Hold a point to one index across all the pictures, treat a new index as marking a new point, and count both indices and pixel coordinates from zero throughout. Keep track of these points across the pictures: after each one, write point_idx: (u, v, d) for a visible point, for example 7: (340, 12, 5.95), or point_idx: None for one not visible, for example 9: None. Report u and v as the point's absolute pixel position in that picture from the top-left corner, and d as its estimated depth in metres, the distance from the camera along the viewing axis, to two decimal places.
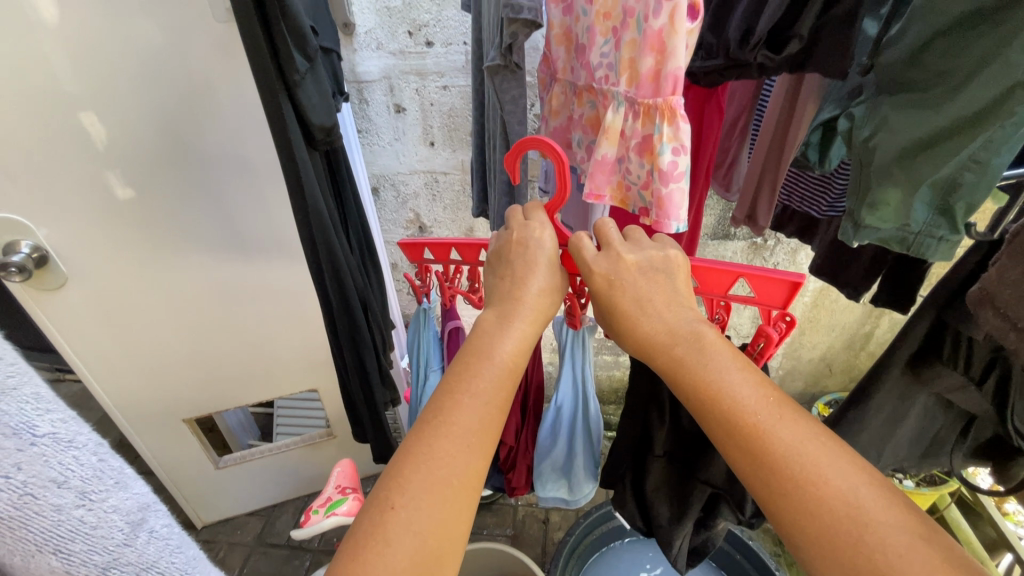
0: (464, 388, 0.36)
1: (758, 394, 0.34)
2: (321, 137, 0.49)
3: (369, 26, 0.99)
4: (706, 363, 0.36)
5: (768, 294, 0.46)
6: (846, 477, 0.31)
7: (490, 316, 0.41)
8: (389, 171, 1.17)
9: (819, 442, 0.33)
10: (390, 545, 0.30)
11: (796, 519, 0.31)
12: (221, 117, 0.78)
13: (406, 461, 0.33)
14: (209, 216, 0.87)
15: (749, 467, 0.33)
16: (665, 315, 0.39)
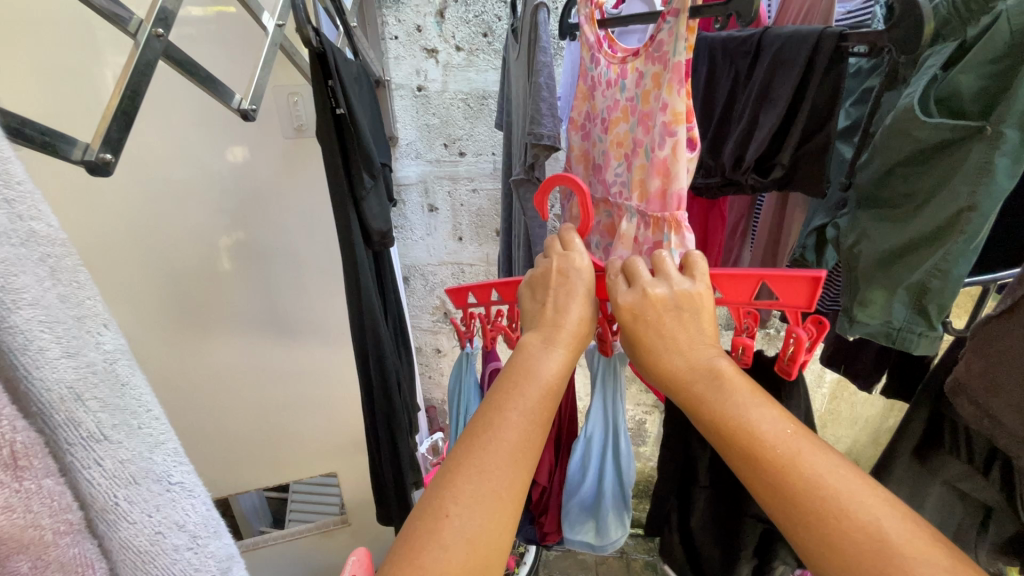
0: (514, 404, 0.36)
1: (779, 426, 0.33)
2: (378, 240, 0.56)
3: (411, 139, 1.13)
4: (724, 396, 0.35)
5: (793, 299, 0.40)
6: (874, 513, 0.29)
7: (536, 337, 0.40)
8: (420, 263, 1.27)
9: (849, 477, 0.31)
10: (445, 551, 0.30)
11: (824, 558, 0.29)
12: (279, 216, 0.96)
13: (460, 472, 0.32)
14: (256, 300, 1.01)
15: (773, 503, 0.32)
16: (687, 350, 0.38)
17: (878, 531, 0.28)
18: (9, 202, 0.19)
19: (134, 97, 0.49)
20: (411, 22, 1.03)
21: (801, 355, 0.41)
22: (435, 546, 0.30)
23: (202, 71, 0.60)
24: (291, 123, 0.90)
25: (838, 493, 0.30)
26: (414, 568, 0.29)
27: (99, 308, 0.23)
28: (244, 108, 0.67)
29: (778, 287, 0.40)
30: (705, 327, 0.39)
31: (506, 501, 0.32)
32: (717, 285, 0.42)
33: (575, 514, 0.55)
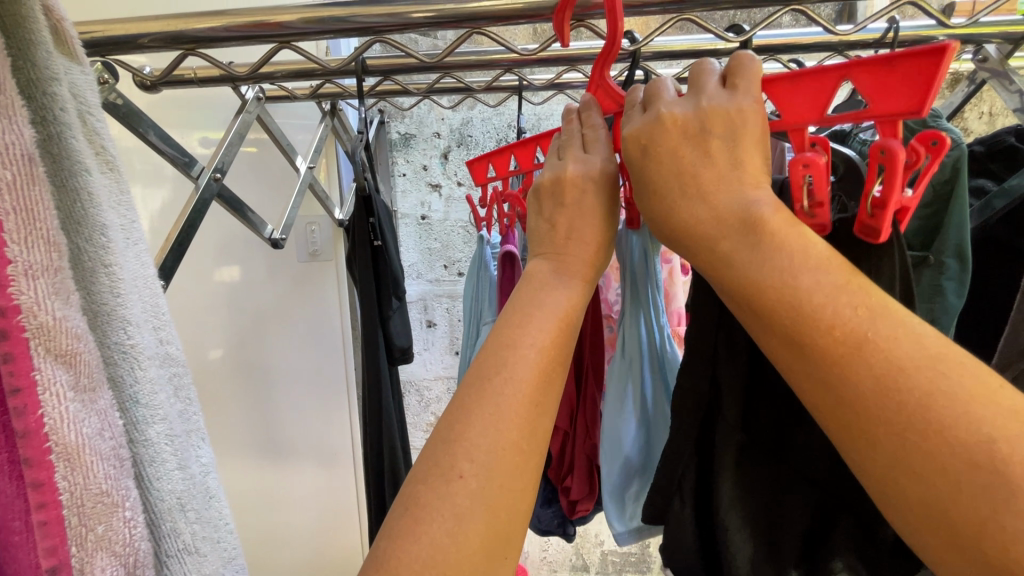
0: (524, 336, 0.32)
1: (845, 297, 0.26)
2: (399, 355, 0.59)
3: (413, 261, 1.21)
4: (762, 255, 0.28)
5: (889, 105, 0.30)
6: (990, 431, 0.22)
7: (545, 266, 0.37)
8: (416, 377, 1.28)
9: (944, 372, 0.23)
10: (458, 522, 0.27)
11: (891, 476, 0.24)
12: (278, 342, 1.01)
13: (473, 423, 0.29)
14: (250, 419, 1.02)
15: (835, 402, 0.25)
16: (711, 196, 0.30)
17: (995, 464, 0.21)
18: (156, 329, 0.23)
19: (190, 229, 0.55)
20: (418, 163, 1.17)
21: (890, 196, 0.30)
22: (449, 517, 0.27)
23: (246, 207, 0.69)
24: (306, 248, 0.99)
25: (929, 393, 0.23)
26: (422, 534, 0.26)
27: (197, 424, 0.26)
28: (274, 237, 0.75)
29: (874, 82, 0.30)
30: (746, 151, 0.31)
31: (525, 455, 0.30)
32: (778, 100, 0.33)
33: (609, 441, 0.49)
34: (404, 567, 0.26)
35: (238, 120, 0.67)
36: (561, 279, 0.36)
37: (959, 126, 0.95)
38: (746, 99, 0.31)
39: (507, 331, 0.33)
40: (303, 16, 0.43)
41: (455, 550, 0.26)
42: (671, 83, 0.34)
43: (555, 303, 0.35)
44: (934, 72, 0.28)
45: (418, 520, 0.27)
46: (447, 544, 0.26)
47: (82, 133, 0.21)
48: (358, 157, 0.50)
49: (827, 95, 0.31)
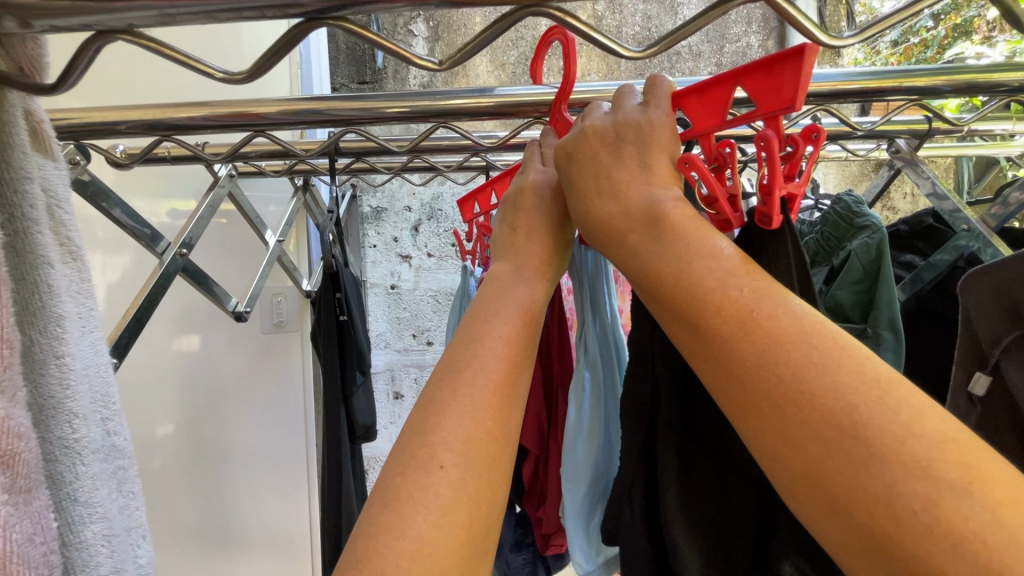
0: (490, 330, 0.33)
1: (733, 280, 0.26)
2: (361, 433, 0.58)
3: (381, 330, 1.21)
4: (661, 245, 0.29)
5: (772, 104, 0.31)
6: (852, 398, 0.21)
7: (506, 267, 0.38)
8: (380, 453, 1.23)
9: (831, 345, 0.23)
10: (444, 513, 0.26)
11: (773, 449, 0.23)
12: (235, 418, 0.97)
13: (448, 414, 0.29)
14: (200, 501, 0.96)
15: (721, 381, 0.25)
16: (623, 193, 0.33)
17: (854, 425, 0.21)
18: (104, 421, 0.24)
19: (149, 304, 0.54)
20: (389, 235, 1.19)
21: (773, 184, 0.31)
22: (433, 509, 0.26)
23: (210, 279, 0.68)
24: (271, 319, 0.99)
25: (806, 366, 0.23)
26: (401, 528, 0.25)
27: (141, 522, 0.26)
28: (238, 309, 0.74)
29: (757, 85, 0.31)
30: (655, 155, 0.33)
31: (500, 445, 0.29)
32: (687, 112, 0.35)
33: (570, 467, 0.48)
34: (389, 565, 0.24)
35: (208, 196, 0.68)
36: (518, 277, 0.37)
37: (887, 205, 1.05)
38: (657, 112, 0.35)
39: (474, 325, 0.33)
40: (278, 108, 0.46)
41: (440, 543, 0.25)
42: (601, 106, 0.39)
43: (517, 297, 0.36)
44: (802, 70, 0.29)
45: (398, 514, 0.25)
46: (432, 536, 0.25)
47: (49, 228, 0.22)
48: (326, 236, 0.51)
49: (722, 102, 0.34)
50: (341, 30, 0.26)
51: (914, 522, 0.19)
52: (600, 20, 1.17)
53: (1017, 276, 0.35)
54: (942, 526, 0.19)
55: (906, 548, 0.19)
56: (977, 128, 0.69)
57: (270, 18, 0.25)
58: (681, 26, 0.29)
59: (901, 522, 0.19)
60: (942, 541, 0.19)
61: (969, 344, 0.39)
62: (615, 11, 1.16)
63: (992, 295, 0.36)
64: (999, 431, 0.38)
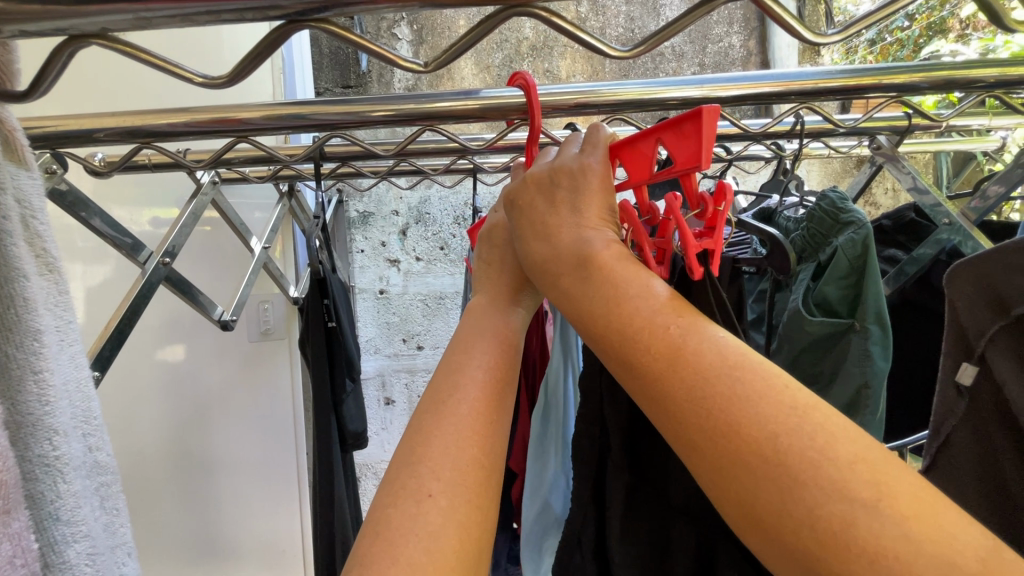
0: (468, 360, 0.34)
1: (660, 316, 0.27)
2: (352, 441, 0.58)
3: (371, 335, 1.19)
4: (593, 286, 0.29)
5: (685, 160, 0.32)
6: (773, 427, 0.22)
7: (482, 299, 0.39)
8: (372, 459, 1.22)
9: (752, 376, 0.23)
10: (435, 539, 0.26)
11: (713, 483, 0.23)
12: (222, 431, 0.96)
13: (434, 440, 0.29)
14: (188, 516, 0.94)
15: (659, 420, 0.25)
16: (554, 233, 0.33)
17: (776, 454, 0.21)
18: (85, 436, 0.23)
19: (131, 317, 0.53)
20: (377, 239, 1.18)
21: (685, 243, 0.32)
22: (423, 535, 0.25)
23: (194, 288, 0.67)
24: (257, 327, 0.97)
25: (731, 401, 0.23)
26: (395, 556, 0.25)
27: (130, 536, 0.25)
28: (223, 319, 0.73)
29: (673, 142, 0.32)
30: (587, 201, 0.34)
31: (488, 472, 0.29)
32: (618, 162, 0.36)
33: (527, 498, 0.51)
34: None
35: (191, 204, 0.67)
36: (494, 310, 0.38)
37: (869, 201, 1.06)
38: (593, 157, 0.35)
39: (455, 356, 0.34)
40: (262, 113, 0.45)
41: (433, 569, 0.25)
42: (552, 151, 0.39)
43: (495, 328, 0.36)
44: (702, 131, 0.30)
45: (389, 543, 0.25)
46: (425, 562, 0.25)
47: (23, 239, 0.22)
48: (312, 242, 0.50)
49: (645, 156, 0.35)
50: (324, 32, 0.26)
51: (838, 544, 0.19)
52: (585, 21, 1.17)
53: (997, 267, 0.36)
54: (866, 548, 0.19)
55: (835, 567, 0.20)
56: (954, 125, 0.71)
57: (250, 20, 0.24)
58: (666, 25, 0.29)
59: (829, 547, 0.20)
60: (863, 559, 0.19)
61: (955, 337, 0.39)
62: (600, 12, 1.17)
63: (974, 288, 0.37)
64: (986, 424, 0.38)
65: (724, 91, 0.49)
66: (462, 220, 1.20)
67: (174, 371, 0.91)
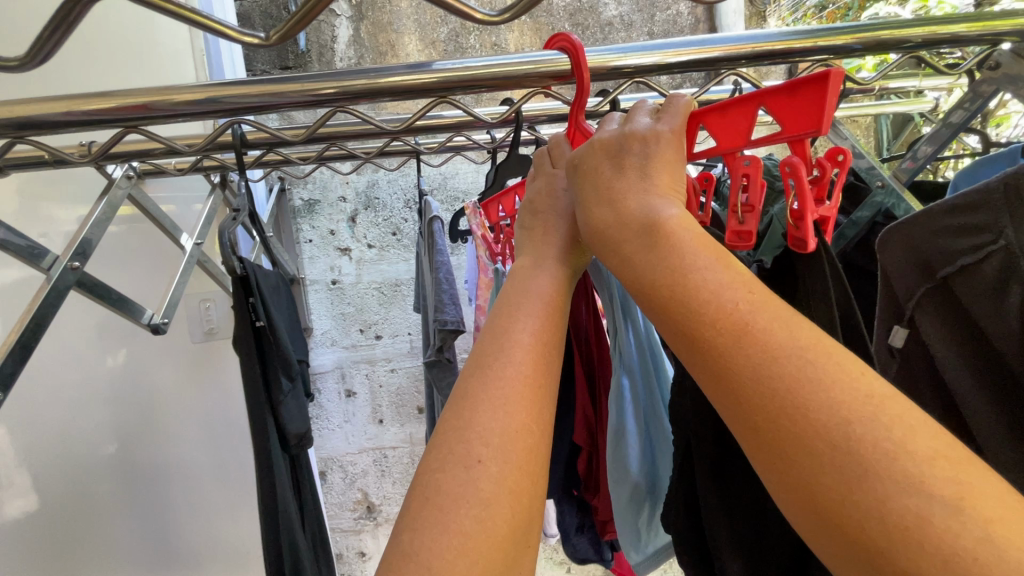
0: (519, 326, 0.33)
1: (729, 291, 0.26)
2: (295, 442, 0.55)
3: (326, 328, 1.16)
4: (656, 257, 0.29)
5: (798, 126, 0.33)
6: (848, 415, 0.22)
7: (524, 261, 0.38)
8: (337, 453, 1.19)
9: (826, 360, 0.23)
10: (487, 507, 0.25)
11: (768, 456, 0.24)
12: (171, 436, 0.92)
13: (482, 409, 0.28)
14: (141, 524, 0.91)
15: (718, 393, 0.25)
16: (621, 202, 0.33)
17: (847, 443, 0.21)
18: None
19: (37, 327, 0.49)
20: (325, 228, 1.14)
21: (806, 207, 0.34)
22: (474, 504, 0.25)
23: (116, 294, 0.62)
24: (200, 327, 0.92)
25: (800, 381, 0.23)
26: (449, 524, 0.24)
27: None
28: (154, 322, 0.68)
29: (782, 107, 0.33)
30: (657, 168, 0.34)
31: (537, 436, 0.29)
32: (711, 128, 0.37)
33: (617, 471, 0.52)
34: (436, 558, 0.24)
35: (103, 200, 0.62)
36: (536, 271, 0.37)
37: None
38: (666, 126, 0.35)
39: (501, 321, 0.33)
40: (169, 98, 0.43)
41: (485, 538, 0.24)
42: (617, 119, 0.39)
43: (540, 291, 0.35)
44: (826, 94, 0.31)
45: (442, 509, 0.25)
46: (477, 531, 0.24)
47: None
48: (227, 239, 0.48)
49: (746, 122, 0.35)
50: (160, 11, 0.29)
51: (905, 538, 0.20)
52: None
53: (923, 233, 0.35)
54: (929, 540, 0.19)
55: (899, 563, 0.20)
56: (887, 87, 0.71)
57: None
58: None
59: (891, 533, 0.20)
60: (932, 557, 0.19)
61: (886, 300, 0.38)
62: None
63: (906, 253, 0.36)
64: (916, 383, 0.38)
65: (676, 57, 0.47)
66: (414, 204, 1.16)
67: (111, 378, 0.87)
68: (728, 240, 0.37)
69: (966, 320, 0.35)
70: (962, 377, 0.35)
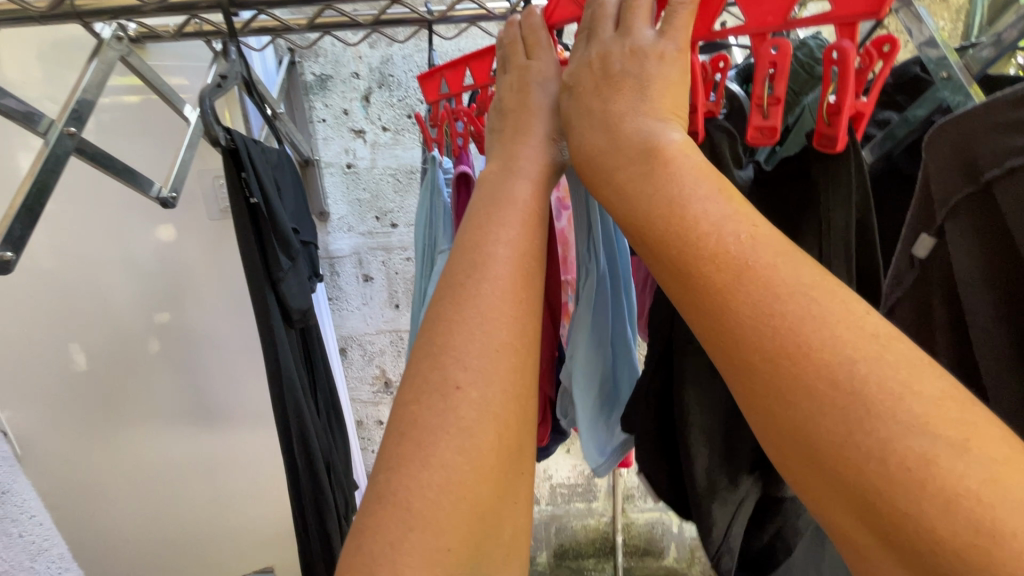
0: (496, 245, 0.33)
1: (730, 227, 0.27)
2: (298, 318, 0.58)
3: (342, 213, 1.16)
4: (652, 185, 0.30)
5: (852, 7, 0.30)
6: (848, 355, 0.23)
7: (494, 166, 0.38)
8: (356, 333, 1.26)
9: (827, 301, 0.24)
10: (469, 439, 0.28)
11: (764, 402, 0.25)
12: (197, 300, 0.98)
13: (459, 334, 0.30)
14: (179, 380, 1.01)
15: (710, 332, 0.27)
16: (615, 127, 0.33)
17: (851, 382, 0.22)
18: None
19: (42, 192, 0.50)
20: (338, 107, 1.09)
21: (845, 100, 0.31)
22: (457, 433, 0.28)
23: (122, 163, 0.62)
24: (216, 204, 0.94)
25: (804, 320, 0.24)
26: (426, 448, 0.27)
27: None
28: (163, 196, 0.68)
29: None
30: (653, 81, 0.33)
31: (523, 357, 0.31)
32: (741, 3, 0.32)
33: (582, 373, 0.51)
34: (418, 495, 0.26)
35: (95, 61, 0.59)
36: (508, 182, 0.37)
37: None
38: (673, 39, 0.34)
39: (475, 236, 0.34)
40: None
41: (471, 469, 0.27)
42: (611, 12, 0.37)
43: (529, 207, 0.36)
44: None
45: (423, 442, 0.27)
46: (461, 461, 0.27)
47: None
48: (208, 107, 0.46)
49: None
50: None
51: (907, 480, 0.20)
52: None
53: (980, 126, 0.30)
54: (931, 478, 0.20)
55: (894, 503, 0.20)
56: None
57: None
58: None
59: (892, 479, 0.20)
60: (933, 499, 0.20)
61: (920, 203, 0.34)
62: None
63: (951, 153, 0.31)
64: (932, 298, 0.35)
65: None
66: None
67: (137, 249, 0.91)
68: (750, 135, 0.34)
69: (997, 226, 0.31)
70: (979, 304, 0.32)
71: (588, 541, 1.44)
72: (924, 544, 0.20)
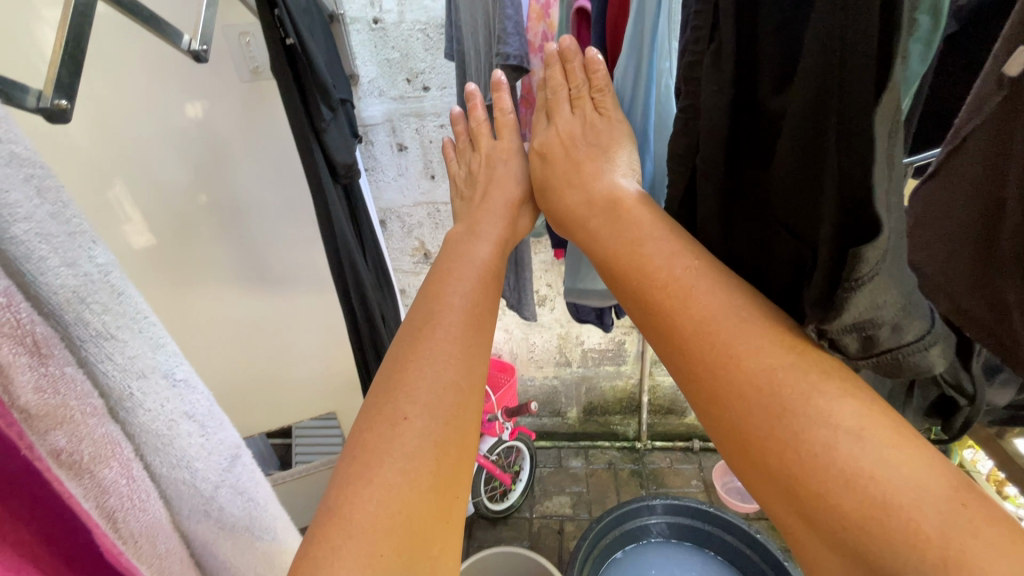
0: (450, 291, 0.51)
1: (678, 263, 0.42)
2: (344, 173, 0.62)
3: (372, 76, 1.11)
4: (622, 235, 0.47)
5: None
6: (770, 366, 0.35)
7: (462, 231, 0.63)
8: (394, 205, 1.27)
9: (748, 330, 0.37)
10: (407, 462, 0.37)
11: (712, 409, 0.38)
12: (239, 167, 1.00)
13: (414, 369, 0.43)
14: (237, 248, 1.07)
15: (669, 351, 0.41)
16: (584, 186, 0.57)
17: (772, 388, 0.35)
18: (37, 185, 0.23)
19: (78, 40, 0.49)
20: None
21: None
22: (397, 459, 0.37)
23: (148, 11, 0.59)
24: (246, 65, 0.92)
25: (730, 340, 0.37)
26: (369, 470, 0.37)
27: (231, 439, 0.33)
28: (195, 49, 0.66)
29: None
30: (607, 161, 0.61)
31: (464, 395, 0.43)
32: None
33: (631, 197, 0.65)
34: (358, 509, 0.35)
35: None
36: (481, 245, 0.59)
37: None
38: (613, 111, 0.63)
39: (446, 282, 0.52)
40: None
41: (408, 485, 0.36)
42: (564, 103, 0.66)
43: (480, 259, 0.56)
44: None
45: (369, 464, 0.37)
46: (400, 479, 0.37)
47: None
48: None
49: None
50: None
51: (813, 461, 0.32)
52: None
53: None
54: (842, 466, 0.31)
55: (810, 488, 0.32)
56: None
57: None
58: None
59: (803, 464, 0.32)
60: (842, 481, 0.31)
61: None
62: None
63: None
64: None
65: None
66: None
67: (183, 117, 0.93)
68: None
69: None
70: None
71: (614, 400, 1.58)
72: (825, 510, 0.31)
